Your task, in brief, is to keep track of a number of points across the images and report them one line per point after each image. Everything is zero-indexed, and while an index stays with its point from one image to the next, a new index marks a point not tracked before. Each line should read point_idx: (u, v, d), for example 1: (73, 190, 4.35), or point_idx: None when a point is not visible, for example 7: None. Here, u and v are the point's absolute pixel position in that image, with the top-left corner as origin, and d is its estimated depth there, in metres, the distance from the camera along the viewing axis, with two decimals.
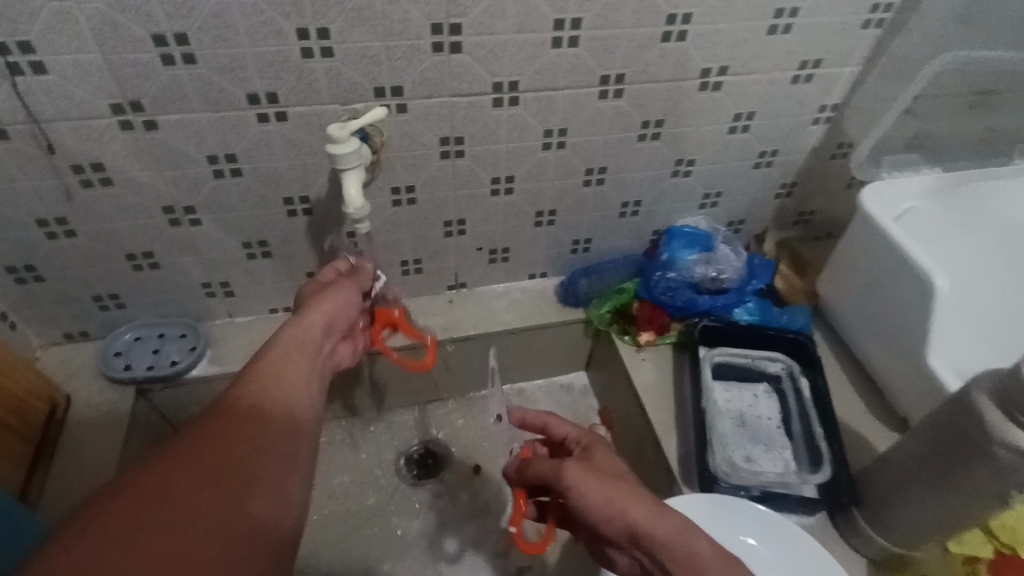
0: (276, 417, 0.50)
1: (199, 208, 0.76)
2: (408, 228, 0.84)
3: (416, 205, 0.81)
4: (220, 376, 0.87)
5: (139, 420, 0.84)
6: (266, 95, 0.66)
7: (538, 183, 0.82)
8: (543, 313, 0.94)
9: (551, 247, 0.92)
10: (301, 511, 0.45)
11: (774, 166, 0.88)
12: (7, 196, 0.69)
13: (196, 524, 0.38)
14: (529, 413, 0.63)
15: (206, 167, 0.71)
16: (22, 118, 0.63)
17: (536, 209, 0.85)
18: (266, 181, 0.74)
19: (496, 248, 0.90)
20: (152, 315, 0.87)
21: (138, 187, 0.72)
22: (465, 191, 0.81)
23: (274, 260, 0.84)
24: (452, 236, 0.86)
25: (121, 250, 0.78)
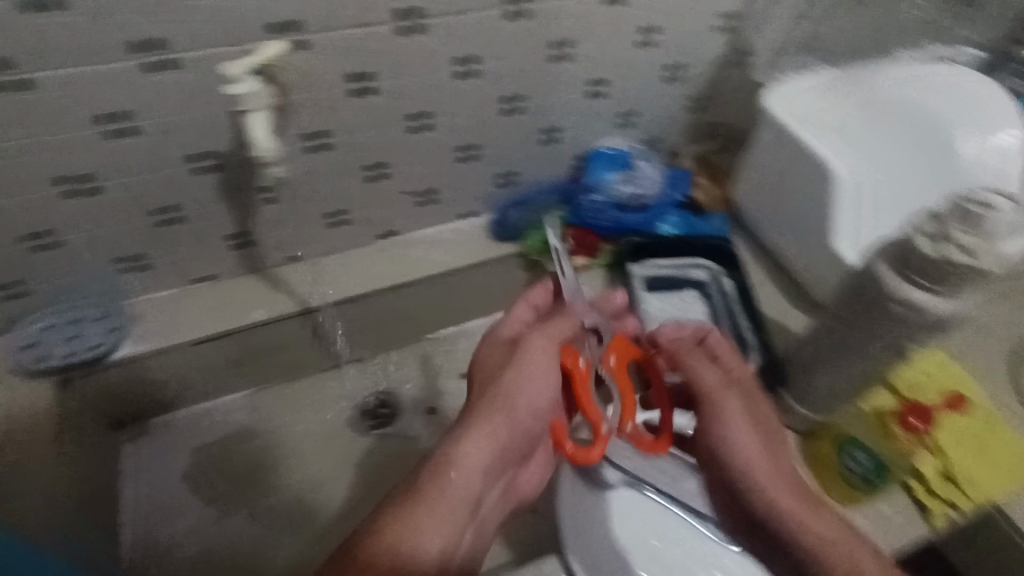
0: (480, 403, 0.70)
1: (97, 174, 0.70)
2: (326, 176, 0.81)
3: (332, 149, 0.78)
4: (150, 354, 0.83)
5: (67, 409, 0.79)
6: (151, 41, 0.61)
7: (456, 117, 0.81)
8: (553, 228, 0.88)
9: (478, 182, 0.91)
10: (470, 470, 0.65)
11: (683, 79, 0.90)
12: None
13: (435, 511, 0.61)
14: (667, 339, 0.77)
15: (95, 128, 0.66)
16: None
17: (460, 144, 0.85)
18: (166, 139, 0.70)
19: (421, 190, 0.89)
20: (64, 300, 0.82)
21: (23, 157, 0.66)
22: (381, 130, 0.78)
23: (190, 225, 0.80)
24: (374, 180, 0.84)
25: (15, 230, 0.72)
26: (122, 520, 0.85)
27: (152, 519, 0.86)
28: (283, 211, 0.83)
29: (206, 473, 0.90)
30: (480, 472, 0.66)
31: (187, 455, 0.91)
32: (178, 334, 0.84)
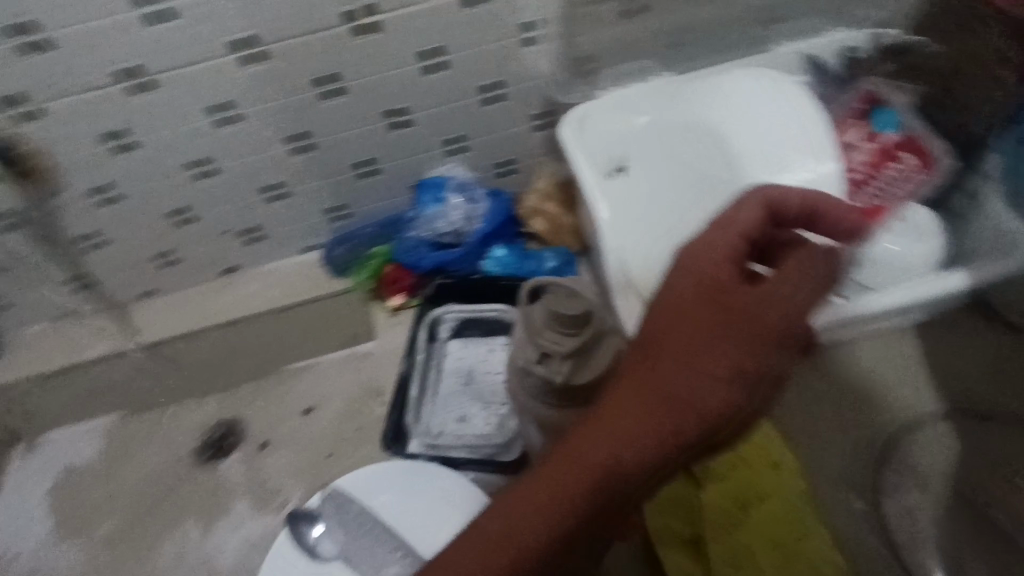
0: (735, 306, 0.43)
1: (215, 157, 0.80)
2: (408, 150, 0.87)
3: (411, 127, 0.83)
4: (266, 310, 0.94)
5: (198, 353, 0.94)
6: (245, 39, 0.68)
7: (527, 85, 0.82)
8: (680, 119, 0.69)
9: (557, 149, 0.92)
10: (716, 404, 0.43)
11: (794, 30, 0.77)
12: (60, 172, 0.76)
13: (625, 433, 0.43)
14: (801, 270, 0.44)
15: (206, 119, 0.75)
16: (46, 96, 0.68)
17: (536, 111, 0.86)
18: (267, 124, 0.78)
19: (502, 160, 0.92)
20: (203, 267, 0.95)
21: (162, 147, 0.77)
22: (458, 103, 0.82)
23: (294, 200, 0.89)
24: (455, 154, 0.89)
25: (162, 208, 0.85)
26: (237, 475, 0.93)
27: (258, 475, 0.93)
28: (374, 185, 0.90)
29: (307, 441, 0.95)
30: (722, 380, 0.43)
31: (293, 420, 0.97)
32: (286, 295, 0.94)
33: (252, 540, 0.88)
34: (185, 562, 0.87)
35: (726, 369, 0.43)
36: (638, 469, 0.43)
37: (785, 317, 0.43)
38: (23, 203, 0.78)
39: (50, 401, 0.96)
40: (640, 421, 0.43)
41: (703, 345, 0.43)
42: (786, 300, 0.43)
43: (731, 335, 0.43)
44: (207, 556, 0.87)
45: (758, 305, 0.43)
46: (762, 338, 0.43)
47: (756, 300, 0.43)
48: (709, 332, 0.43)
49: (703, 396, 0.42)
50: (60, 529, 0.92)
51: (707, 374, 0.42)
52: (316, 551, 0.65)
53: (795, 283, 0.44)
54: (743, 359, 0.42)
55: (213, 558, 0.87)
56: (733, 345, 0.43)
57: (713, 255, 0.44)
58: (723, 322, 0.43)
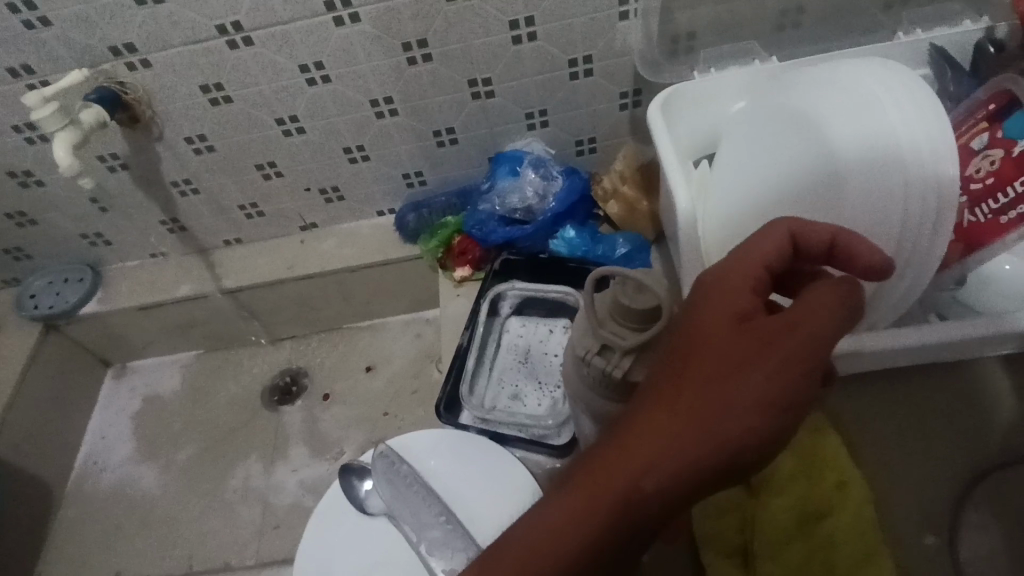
0: (756, 337, 0.39)
1: (304, 114, 0.82)
2: (489, 121, 0.86)
3: (494, 97, 0.83)
4: (339, 267, 0.96)
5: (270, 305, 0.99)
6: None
7: (616, 61, 0.80)
8: (775, 106, 0.63)
9: (640, 130, 0.89)
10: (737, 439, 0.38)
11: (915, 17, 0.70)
12: (163, 119, 0.80)
13: (637, 467, 0.40)
14: (831, 295, 0.39)
15: (300, 76, 0.77)
16: (158, 44, 0.72)
17: (623, 89, 0.84)
18: (356, 85, 0.79)
19: (583, 138, 0.90)
20: (283, 220, 0.98)
21: (256, 101, 0.80)
22: (545, 75, 0.81)
23: (374, 162, 0.90)
24: (536, 128, 0.88)
25: (251, 161, 0.88)
26: (299, 421, 0.98)
27: (318, 425, 0.97)
28: (452, 154, 0.90)
29: (366, 397, 0.98)
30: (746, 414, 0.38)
31: (355, 377, 1.00)
32: (358, 255, 0.96)
33: (307, 485, 0.92)
34: (246, 496, 0.92)
35: (754, 400, 0.38)
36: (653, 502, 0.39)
37: (819, 346, 0.38)
38: (129, 145, 0.83)
39: (141, 333, 1.04)
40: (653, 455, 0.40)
41: (727, 372, 0.39)
42: (816, 329, 0.39)
43: (752, 369, 0.39)
44: (265, 494, 0.92)
45: (783, 331, 0.39)
46: (793, 368, 0.38)
47: (779, 329, 0.39)
48: (728, 364, 0.39)
49: (726, 425, 0.38)
50: (140, 451, 1.00)
51: (730, 400, 0.39)
52: (364, 503, 0.67)
53: (827, 308, 0.39)
54: (772, 388, 0.38)
55: (271, 496, 0.91)
56: (762, 375, 0.38)
57: (729, 285, 0.42)
58: (743, 356, 0.39)
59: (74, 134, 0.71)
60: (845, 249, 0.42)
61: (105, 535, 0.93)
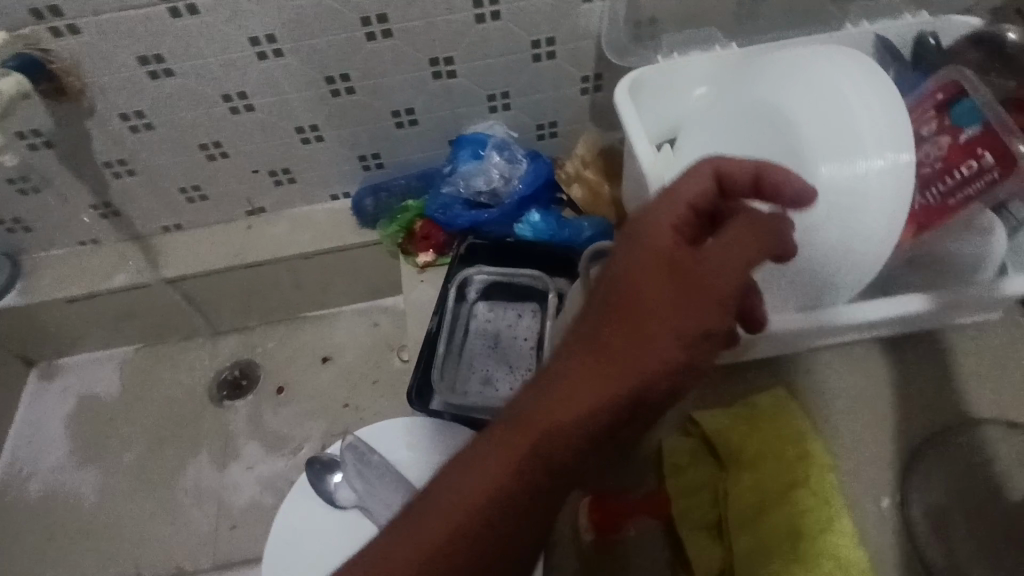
0: (676, 275, 0.41)
1: (254, 90, 0.77)
2: (450, 102, 0.84)
3: (456, 77, 0.81)
4: (292, 253, 0.92)
5: (226, 289, 0.95)
6: None
7: (578, 44, 0.79)
8: (746, 99, 0.65)
9: (600, 114, 0.89)
10: (657, 371, 0.40)
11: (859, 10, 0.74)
12: (94, 91, 0.74)
13: (563, 402, 0.42)
14: (743, 230, 0.41)
15: (250, 50, 0.73)
16: (89, 9, 0.66)
17: (584, 73, 0.84)
18: (310, 60, 0.75)
19: (543, 122, 0.90)
20: (228, 204, 0.93)
21: (201, 75, 0.74)
22: (507, 56, 0.80)
23: (329, 143, 0.86)
24: (497, 111, 0.86)
25: (195, 140, 0.82)
26: (252, 415, 0.93)
27: (274, 419, 0.92)
28: (411, 135, 0.87)
29: (324, 388, 0.94)
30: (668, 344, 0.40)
31: (312, 367, 0.97)
32: (313, 241, 0.92)
33: (265, 480, 0.88)
34: (197, 495, 0.87)
35: (669, 336, 0.40)
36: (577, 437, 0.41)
37: (729, 282, 0.41)
38: (55, 120, 0.76)
39: (70, 326, 0.96)
40: (580, 392, 0.41)
41: (644, 311, 0.41)
42: (732, 264, 0.41)
43: (671, 304, 0.41)
44: (219, 492, 0.87)
45: (696, 270, 0.41)
46: (706, 302, 0.40)
47: (694, 267, 0.41)
48: (650, 304, 0.41)
49: (642, 362, 0.41)
50: (73, 454, 0.92)
51: (652, 336, 0.40)
52: (334, 497, 0.65)
53: (740, 245, 0.41)
54: (684, 324, 0.40)
55: (226, 495, 0.86)
56: (678, 312, 0.40)
57: (652, 221, 0.43)
58: (665, 294, 0.41)
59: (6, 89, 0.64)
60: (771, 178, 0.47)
61: (36, 546, 0.85)
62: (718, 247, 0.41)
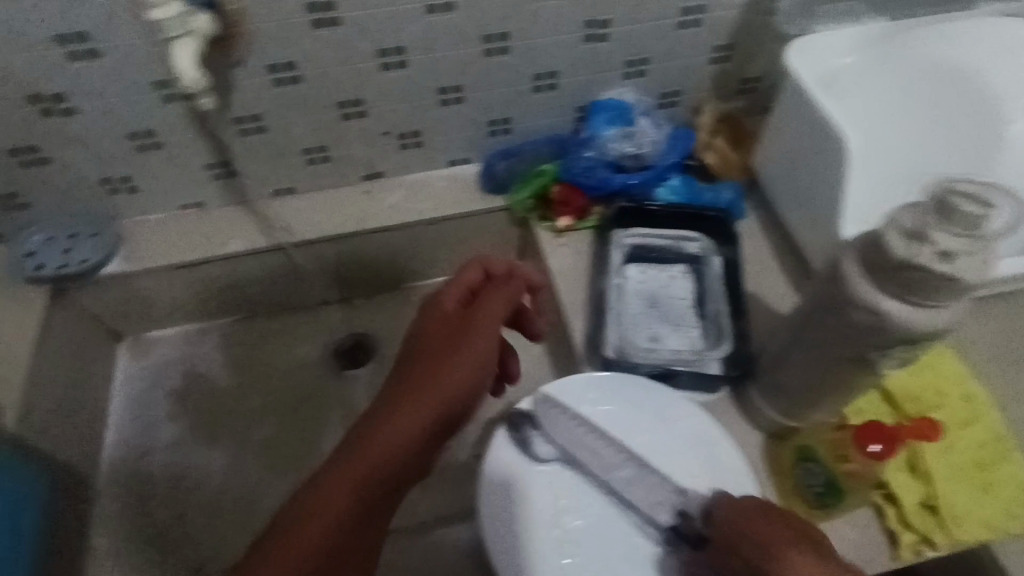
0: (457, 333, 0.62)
1: (411, 47, 0.75)
2: (591, 66, 0.83)
3: (606, 41, 0.80)
4: (418, 219, 0.90)
5: (346, 256, 0.92)
6: None
7: (727, 11, 0.80)
8: (925, 60, 0.71)
9: (726, 82, 0.90)
10: (454, 401, 0.59)
11: None
12: (249, 41, 0.70)
13: (391, 434, 0.57)
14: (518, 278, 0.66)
15: (419, 3, 0.70)
16: None
17: (721, 42, 0.84)
18: (474, 17, 0.73)
19: (669, 91, 0.90)
20: (347, 167, 0.89)
21: (363, 28, 0.71)
22: (658, 22, 0.80)
23: (465, 106, 0.84)
24: (631, 77, 0.86)
25: (333, 98, 0.79)
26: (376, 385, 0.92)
27: None
28: (546, 99, 0.86)
29: None
30: (462, 376, 0.59)
31: None
32: (437, 207, 0.91)
33: None
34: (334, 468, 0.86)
35: (457, 371, 0.59)
36: (411, 444, 0.57)
37: (490, 334, 0.62)
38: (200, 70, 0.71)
39: (171, 295, 0.90)
40: (391, 432, 0.57)
41: (440, 356, 0.60)
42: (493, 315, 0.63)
43: (452, 356, 0.60)
44: None
45: (477, 326, 0.62)
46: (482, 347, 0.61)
47: (471, 320, 0.63)
48: (442, 359, 0.60)
49: (444, 377, 0.59)
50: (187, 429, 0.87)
51: (441, 378, 0.59)
52: (532, 451, 0.67)
53: (501, 301, 0.64)
54: (478, 351, 0.60)
55: None
56: (460, 352, 0.60)
57: (451, 290, 0.65)
58: (446, 348, 0.61)
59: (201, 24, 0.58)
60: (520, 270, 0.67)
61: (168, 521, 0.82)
62: (488, 305, 0.63)
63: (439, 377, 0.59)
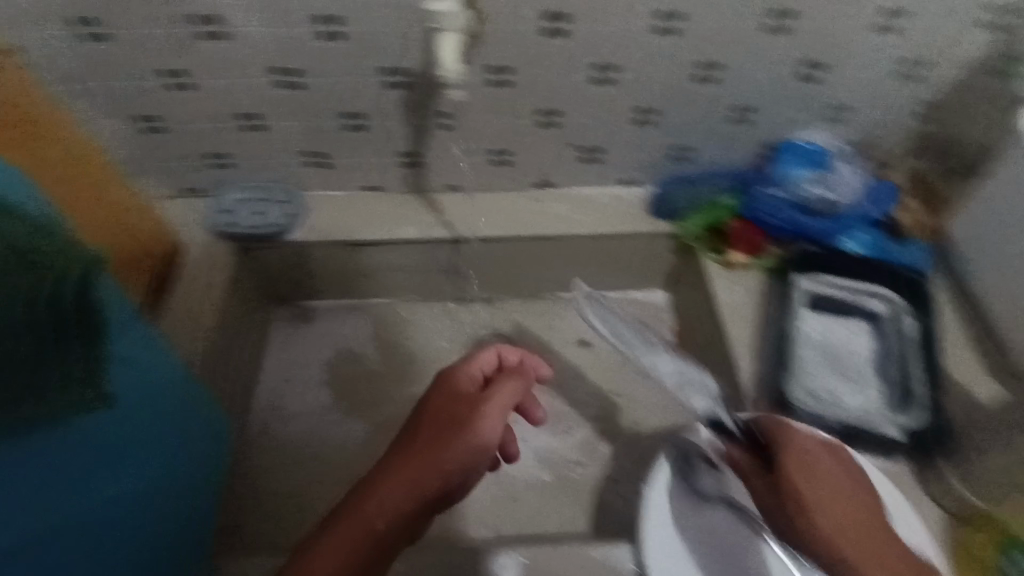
0: (457, 431, 0.63)
1: (624, 64, 0.75)
2: (791, 105, 0.81)
3: (815, 82, 0.78)
4: (586, 232, 0.91)
5: (508, 259, 0.94)
6: None
7: (953, 67, 0.76)
8: None
9: (930, 140, 0.85)
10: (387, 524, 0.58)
11: None
12: (476, 41, 0.72)
13: (327, 547, 0.56)
14: (524, 384, 0.68)
15: (647, 24, 0.71)
16: None
17: (936, 99, 0.80)
18: (693, 43, 0.73)
19: (862, 140, 0.86)
20: (523, 172, 0.91)
21: (585, 42, 0.73)
22: (874, 70, 0.77)
23: (655, 129, 0.84)
24: (828, 122, 0.83)
25: (534, 105, 0.81)
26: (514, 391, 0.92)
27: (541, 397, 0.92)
28: (735, 132, 0.85)
29: (586, 375, 0.93)
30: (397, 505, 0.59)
31: (572, 350, 0.95)
32: (605, 222, 0.91)
33: (539, 455, 0.88)
34: None
35: (457, 450, 0.61)
36: (393, 517, 0.58)
37: (496, 420, 0.64)
38: (424, 62, 0.75)
39: (337, 269, 0.94)
40: (344, 546, 0.56)
41: (443, 432, 0.62)
42: (488, 426, 0.64)
43: (426, 467, 0.60)
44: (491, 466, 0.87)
45: (450, 447, 0.61)
46: (437, 475, 0.60)
47: (458, 436, 0.62)
48: (418, 456, 0.61)
49: (375, 504, 0.58)
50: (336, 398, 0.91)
51: (387, 500, 0.58)
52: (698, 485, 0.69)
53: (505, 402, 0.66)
54: (482, 438, 0.62)
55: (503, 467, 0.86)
56: (419, 469, 0.60)
57: (462, 379, 0.68)
58: (422, 458, 0.61)
59: (467, 20, 0.61)
60: (529, 364, 0.72)
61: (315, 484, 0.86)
62: (490, 411, 0.65)
63: (393, 476, 0.60)
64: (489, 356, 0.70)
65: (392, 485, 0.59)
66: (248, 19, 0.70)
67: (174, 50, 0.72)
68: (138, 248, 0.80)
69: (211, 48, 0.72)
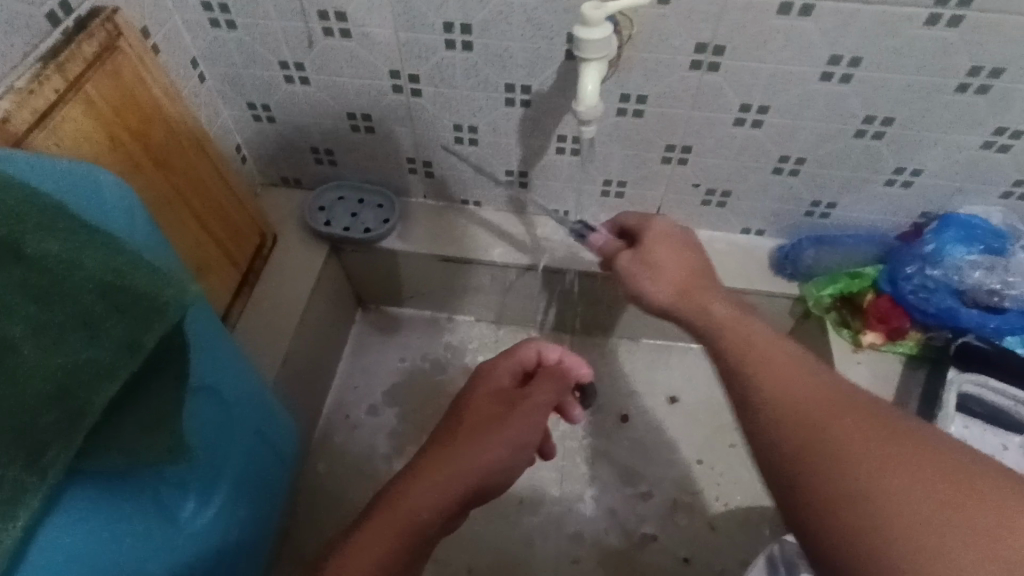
0: (501, 418, 0.55)
1: (778, 108, 0.66)
2: (970, 174, 0.69)
3: (1008, 153, 0.66)
4: None
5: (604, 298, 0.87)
6: None
7: None
8: None
9: None
10: (436, 511, 0.49)
11: None
12: (617, 68, 0.65)
13: (361, 549, 0.45)
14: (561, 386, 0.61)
15: (819, 68, 0.61)
16: None
17: None
18: (868, 94, 0.63)
19: None
20: (635, 207, 0.83)
21: (739, 81, 0.64)
22: None
23: (798, 180, 0.74)
24: (1010, 198, 0.71)
25: (663, 140, 0.73)
26: (589, 440, 0.87)
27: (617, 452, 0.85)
28: (891, 195, 0.74)
29: (669, 435, 0.87)
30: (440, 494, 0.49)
31: (657, 406, 0.89)
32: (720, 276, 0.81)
33: (606, 517, 0.81)
34: (530, 517, 0.81)
35: (497, 443, 0.53)
36: (435, 512, 0.49)
37: (535, 423, 0.56)
38: (554, 82, 0.68)
39: (423, 281, 0.90)
40: (373, 547, 0.46)
41: (483, 427, 0.54)
42: (524, 426, 0.55)
43: (474, 449, 0.52)
44: (556, 519, 0.81)
45: (494, 433, 0.54)
46: (488, 462, 0.52)
47: (499, 426, 0.54)
48: (460, 441, 0.53)
49: (413, 496, 0.49)
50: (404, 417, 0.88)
51: (427, 488, 0.49)
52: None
53: (541, 408, 0.58)
54: (518, 433, 0.54)
55: (566, 522, 0.81)
56: (474, 451, 0.52)
57: (497, 372, 0.60)
58: (466, 441, 0.53)
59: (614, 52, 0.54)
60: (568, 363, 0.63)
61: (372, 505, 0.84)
62: (528, 413, 0.56)
63: (430, 463, 0.51)
64: (528, 349, 0.62)
65: (434, 470, 0.51)
66: (378, 22, 0.66)
67: (301, 44, 0.70)
68: (221, 257, 0.75)
69: (337, 46, 0.69)
